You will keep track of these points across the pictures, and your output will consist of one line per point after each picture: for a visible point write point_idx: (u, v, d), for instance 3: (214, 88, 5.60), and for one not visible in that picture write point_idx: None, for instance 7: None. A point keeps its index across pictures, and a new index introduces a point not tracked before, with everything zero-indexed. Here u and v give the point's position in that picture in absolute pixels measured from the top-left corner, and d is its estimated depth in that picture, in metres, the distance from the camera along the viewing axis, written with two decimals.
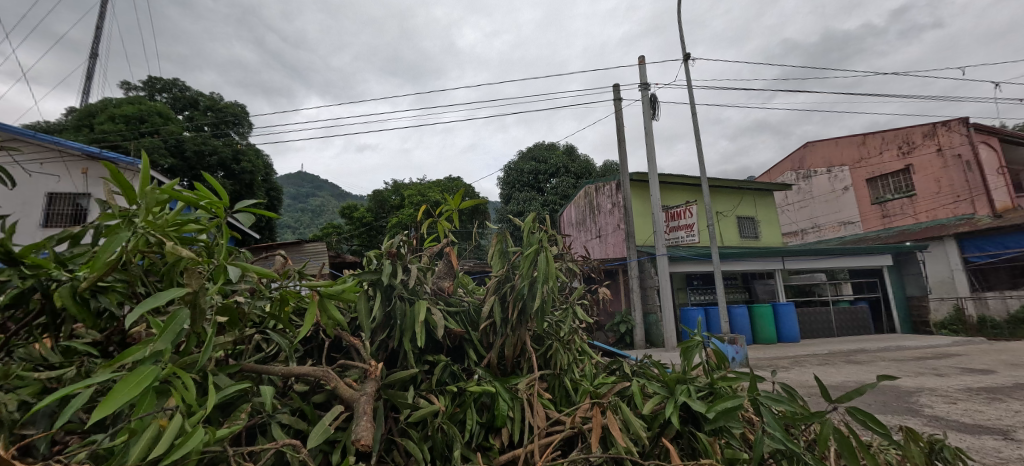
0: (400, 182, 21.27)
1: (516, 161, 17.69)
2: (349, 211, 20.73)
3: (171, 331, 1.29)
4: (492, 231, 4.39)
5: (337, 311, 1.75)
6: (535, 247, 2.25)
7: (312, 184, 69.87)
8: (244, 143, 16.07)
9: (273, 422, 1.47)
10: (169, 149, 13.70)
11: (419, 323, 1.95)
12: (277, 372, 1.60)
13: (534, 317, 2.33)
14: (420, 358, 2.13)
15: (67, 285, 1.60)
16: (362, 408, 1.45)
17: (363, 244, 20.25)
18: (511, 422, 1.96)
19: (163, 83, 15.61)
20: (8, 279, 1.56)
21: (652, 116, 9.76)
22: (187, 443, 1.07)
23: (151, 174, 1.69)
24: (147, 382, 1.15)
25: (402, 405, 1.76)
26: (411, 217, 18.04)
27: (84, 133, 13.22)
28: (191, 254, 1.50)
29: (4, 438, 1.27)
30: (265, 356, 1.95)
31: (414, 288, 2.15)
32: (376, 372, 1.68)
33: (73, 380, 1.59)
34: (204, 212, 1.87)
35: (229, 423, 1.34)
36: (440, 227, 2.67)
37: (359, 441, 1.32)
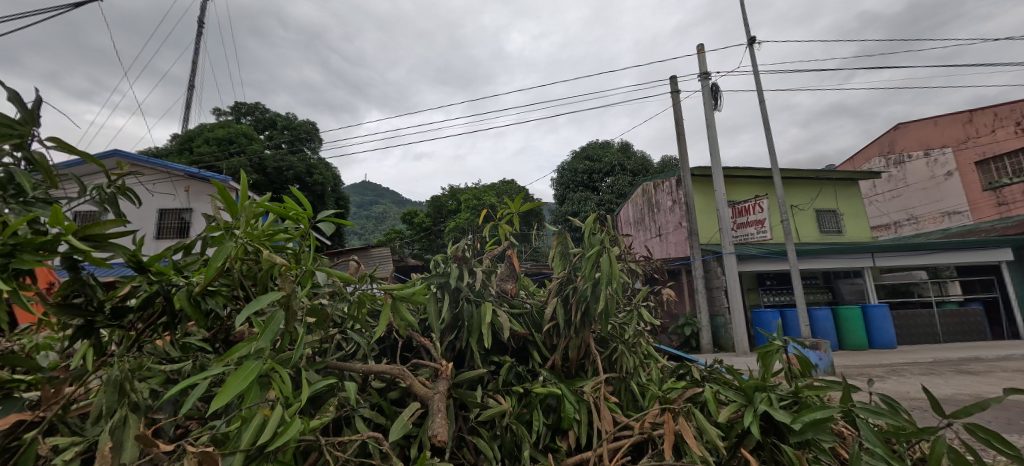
0: (456, 188, 21.90)
1: (569, 161, 17.52)
2: (410, 217, 21.65)
3: (270, 331, 1.44)
4: (548, 233, 4.38)
5: (408, 312, 1.84)
6: (597, 248, 2.23)
7: (375, 193, 73.79)
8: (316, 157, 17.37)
9: (356, 415, 1.58)
10: (253, 167, 15.14)
11: (486, 324, 2.00)
12: (358, 369, 1.71)
13: (598, 320, 2.30)
14: (486, 358, 2.18)
15: (184, 290, 1.84)
16: (437, 405, 1.52)
17: (423, 249, 21.04)
18: (578, 425, 1.95)
19: (247, 107, 17.31)
20: (138, 284, 1.80)
21: (714, 107, 9.24)
22: (288, 431, 1.19)
23: (248, 191, 1.88)
24: (252, 376, 1.28)
25: (472, 404, 1.82)
26: (468, 221, 18.49)
27: (185, 156, 14.97)
28: (283, 260, 1.66)
29: (140, 420, 1.49)
30: (345, 354, 2.10)
31: (480, 290, 2.21)
32: (447, 371, 1.74)
33: (190, 372, 1.83)
34: (291, 223, 2.05)
35: (320, 415, 1.46)
36: (501, 230, 2.71)
37: (436, 437, 1.38)
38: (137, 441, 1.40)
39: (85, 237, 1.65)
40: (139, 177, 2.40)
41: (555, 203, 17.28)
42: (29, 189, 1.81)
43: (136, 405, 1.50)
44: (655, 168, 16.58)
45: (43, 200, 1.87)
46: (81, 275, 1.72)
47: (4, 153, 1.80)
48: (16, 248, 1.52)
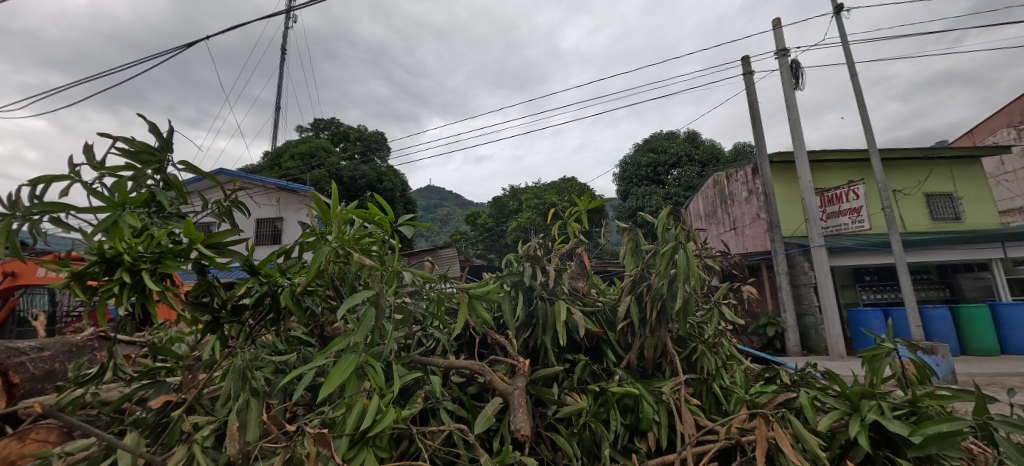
0: (517, 188, 22.06)
1: (631, 155, 16.98)
2: (473, 218, 22.25)
3: (363, 327, 1.57)
4: (612, 230, 4.27)
5: (484, 311, 1.93)
6: (672, 243, 2.14)
7: (439, 196, 76.73)
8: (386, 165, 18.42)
9: (440, 407, 1.67)
10: (332, 177, 16.44)
11: (560, 322, 2.01)
12: (440, 364, 1.80)
13: (676, 318, 2.22)
14: (559, 356, 2.19)
15: (288, 290, 2.07)
16: (517, 401, 1.55)
17: (487, 249, 21.54)
18: (658, 427, 1.88)
19: (325, 122, 18.79)
20: (251, 285, 2.04)
21: (795, 86, 8.43)
22: (385, 419, 1.29)
23: (339, 199, 2.06)
24: (351, 369, 1.40)
25: (550, 401, 1.83)
26: (530, 221, 18.59)
27: (276, 171, 16.62)
28: (372, 263, 1.80)
29: (259, 405, 1.70)
30: (426, 350, 2.21)
31: (553, 289, 2.22)
32: (524, 368, 1.78)
33: (295, 363, 2.05)
34: (375, 227, 2.20)
35: (410, 406, 1.56)
36: (570, 228, 2.69)
37: (518, 431, 1.40)
38: (258, 422, 1.61)
39: (210, 245, 1.92)
40: (246, 192, 2.73)
41: (619, 199, 16.83)
42: (167, 205, 2.13)
43: (256, 390, 1.72)
44: (727, 156, 15.49)
45: (176, 215, 2.19)
46: (207, 277, 2.01)
47: (149, 176, 2.15)
48: (161, 256, 1.80)
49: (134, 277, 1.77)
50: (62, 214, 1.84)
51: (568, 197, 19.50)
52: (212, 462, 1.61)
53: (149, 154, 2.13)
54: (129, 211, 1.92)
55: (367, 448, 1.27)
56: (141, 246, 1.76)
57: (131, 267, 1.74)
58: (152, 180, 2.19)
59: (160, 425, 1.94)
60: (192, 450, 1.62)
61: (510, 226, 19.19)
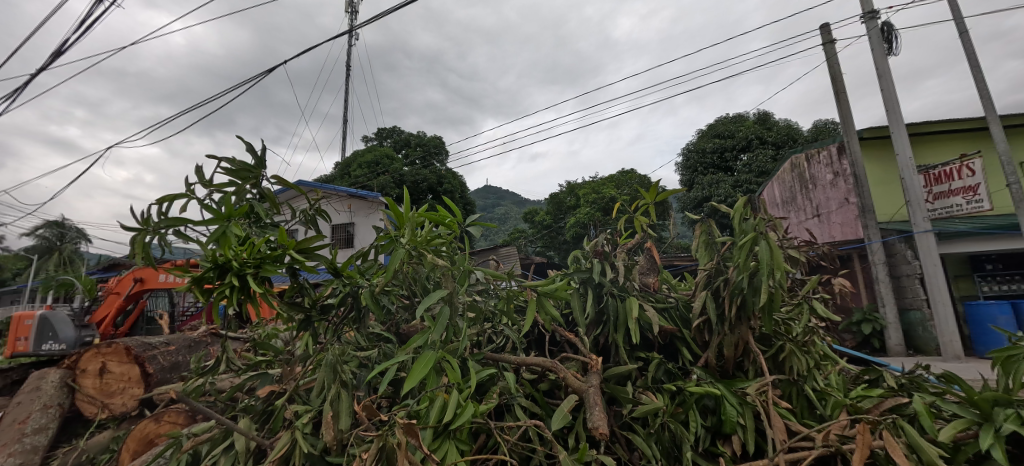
0: (575, 183, 21.78)
1: (696, 142, 16.07)
2: (531, 216, 22.32)
3: (437, 325, 1.64)
4: (677, 222, 4.09)
5: (552, 308, 1.94)
6: (751, 235, 1.99)
7: (497, 196, 77.83)
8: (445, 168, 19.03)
9: (515, 403, 1.70)
10: (396, 182, 17.30)
11: (632, 319, 1.95)
12: (513, 361, 1.82)
13: (759, 314, 2.06)
14: (631, 354, 2.13)
15: (368, 290, 2.24)
16: (592, 399, 1.52)
17: (546, 246, 21.55)
18: (743, 430, 1.77)
19: (388, 131, 19.79)
20: (335, 286, 2.22)
21: (888, 51, 7.47)
22: (464, 413, 1.33)
23: (409, 203, 2.17)
24: (430, 365, 1.47)
25: (624, 400, 1.79)
26: (589, 216, 18.27)
27: (346, 180, 17.81)
28: (445, 263, 1.87)
29: (347, 398, 1.83)
30: (496, 346, 2.25)
31: (623, 285, 2.17)
32: (597, 365, 1.75)
33: (377, 359, 2.20)
34: (445, 228, 2.28)
35: (487, 401, 1.61)
36: (637, 221, 2.60)
37: (596, 429, 1.39)
38: (349, 412, 1.76)
39: (300, 250, 2.13)
40: (328, 201, 2.96)
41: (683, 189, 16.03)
42: (263, 215, 2.38)
43: (345, 383, 1.86)
44: (806, 136, 14.14)
45: (271, 224, 2.44)
46: (298, 279, 2.23)
47: (247, 191, 2.41)
48: (261, 262, 2.01)
49: (241, 280, 2.00)
50: (182, 227, 2.13)
51: (629, 191, 18.90)
52: (311, 448, 1.77)
53: (248, 171, 2.39)
54: (233, 223, 2.17)
55: (449, 441, 1.33)
56: (245, 253, 1.99)
57: (238, 272, 1.97)
58: (250, 194, 2.45)
59: (266, 412, 2.18)
60: (294, 437, 1.80)
61: (568, 222, 19.02)
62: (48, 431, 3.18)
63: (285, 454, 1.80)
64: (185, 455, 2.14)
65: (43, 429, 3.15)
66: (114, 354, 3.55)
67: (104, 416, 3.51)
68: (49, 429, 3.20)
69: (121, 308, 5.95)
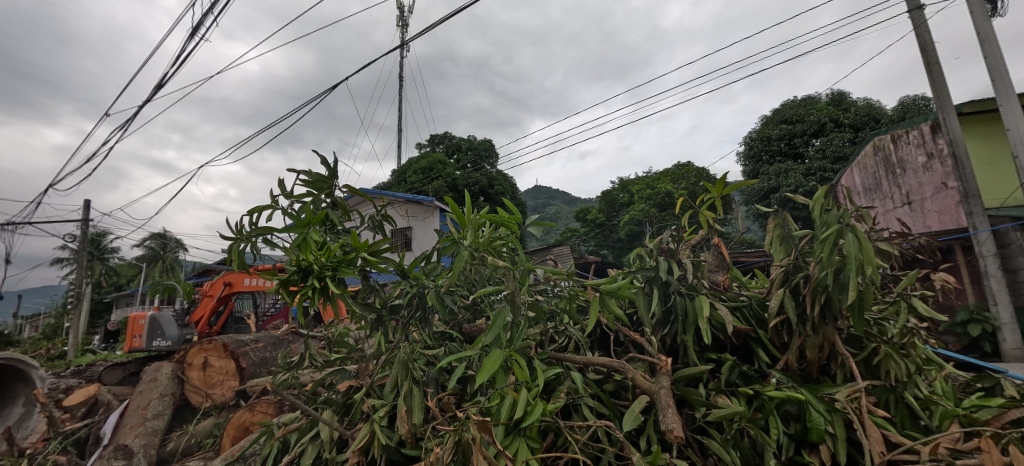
0: (627, 180, 21.15)
1: (760, 129, 15.04)
2: (583, 214, 21.96)
3: (503, 324, 1.69)
4: (742, 215, 3.84)
5: (617, 308, 1.92)
6: (835, 227, 1.85)
7: (548, 196, 77.54)
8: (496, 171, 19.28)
9: (582, 402, 1.69)
10: (449, 187, 17.77)
11: (703, 319, 1.87)
12: (578, 360, 1.82)
13: (848, 313, 1.90)
14: (701, 355, 2.04)
15: (433, 290, 2.35)
16: (664, 400, 1.48)
17: (599, 245, 21.09)
18: (833, 438, 1.63)
19: (440, 137, 20.37)
20: (404, 287, 2.36)
21: (992, 12, 6.54)
22: (535, 411, 1.36)
23: (471, 206, 2.24)
24: (498, 364, 1.51)
25: (698, 402, 1.72)
26: (644, 213, 17.66)
27: (402, 186, 18.53)
28: (508, 264, 1.92)
29: (418, 394, 1.92)
30: (559, 346, 2.24)
31: (692, 283, 2.08)
32: (667, 366, 1.68)
33: (444, 357, 2.28)
34: (506, 229, 2.33)
35: (554, 400, 1.62)
36: (702, 217, 2.47)
37: (670, 432, 1.34)
38: (421, 408, 1.86)
39: (372, 254, 2.29)
40: (393, 206, 3.12)
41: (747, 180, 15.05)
42: (337, 222, 2.57)
43: (416, 380, 1.97)
44: (892, 115, 12.68)
45: (344, 231, 2.62)
46: (370, 280, 2.39)
47: (323, 199, 2.61)
48: (338, 265, 2.19)
49: (321, 283, 2.18)
50: (270, 235, 2.36)
51: (686, 185, 18.04)
52: (388, 439, 1.89)
53: (323, 182, 2.58)
54: (312, 230, 2.36)
55: (520, 438, 1.36)
56: (324, 258, 2.17)
57: (319, 274, 2.15)
58: (325, 203, 2.65)
59: (346, 405, 2.35)
60: (373, 428, 1.92)
61: (622, 220, 18.49)
62: (164, 416, 3.60)
63: (365, 444, 1.92)
64: (277, 442, 2.36)
65: (160, 415, 3.57)
66: (214, 350, 4.00)
67: (207, 405, 3.95)
68: (165, 415, 3.63)
69: (214, 310, 6.63)
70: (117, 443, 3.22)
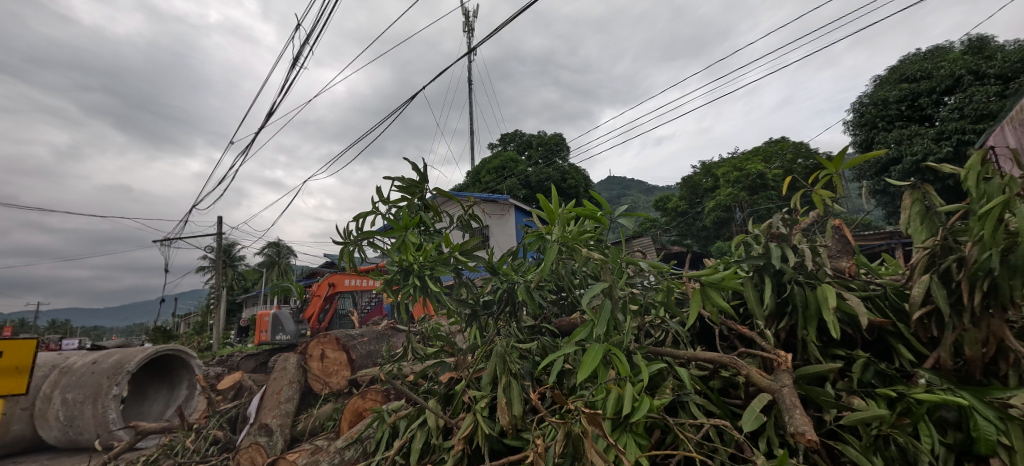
0: (711, 163, 19.67)
1: (872, 92, 13.07)
2: (662, 203, 20.84)
3: (599, 318, 1.67)
4: (858, 192, 3.37)
5: (722, 301, 1.80)
6: (1002, 198, 1.54)
7: (625, 186, 74.80)
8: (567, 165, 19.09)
9: (689, 400, 1.60)
10: (522, 184, 17.99)
11: (828, 310, 1.67)
12: (683, 355, 1.71)
13: (1022, 302, 1.56)
14: (825, 352, 1.81)
15: (523, 285, 2.39)
16: (789, 400, 1.33)
17: (682, 234, 19.82)
18: (1010, 451, 1.36)
19: (511, 136, 20.62)
20: (495, 282, 2.46)
21: None
22: (642, 406, 1.31)
23: (558, 200, 2.23)
24: (598, 358, 1.50)
25: (827, 404, 1.54)
26: (733, 198, 16.31)
27: (477, 186, 19.06)
28: (601, 257, 1.88)
29: (517, 388, 1.96)
30: (656, 341, 2.12)
31: (812, 271, 1.86)
32: (788, 362, 1.52)
33: (538, 351, 2.30)
34: (594, 222, 2.27)
35: (660, 396, 1.54)
36: (817, 197, 2.20)
37: (800, 434, 1.21)
38: (520, 400, 1.91)
39: (463, 252, 2.42)
40: (479, 205, 3.22)
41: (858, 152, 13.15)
42: (430, 223, 2.72)
43: (514, 373, 2.03)
44: None
45: (437, 231, 2.76)
46: (463, 277, 2.51)
47: (417, 203, 2.78)
48: (435, 265, 2.37)
49: (421, 281, 2.38)
50: (374, 238, 2.59)
51: (781, 164, 16.30)
52: (490, 429, 1.96)
53: (416, 187, 2.75)
54: (410, 232, 2.53)
55: (627, 434, 1.32)
56: (422, 258, 2.36)
57: (417, 274, 2.36)
58: (419, 207, 2.82)
59: (448, 395, 2.47)
60: (476, 418, 2.00)
61: (707, 206, 17.24)
62: (294, 400, 4.11)
63: (469, 432, 2.02)
64: (389, 427, 2.57)
65: (291, 399, 4.08)
66: (329, 343, 4.52)
67: (327, 392, 4.41)
68: (294, 399, 4.14)
69: (322, 308, 7.44)
70: (260, 422, 3.75)
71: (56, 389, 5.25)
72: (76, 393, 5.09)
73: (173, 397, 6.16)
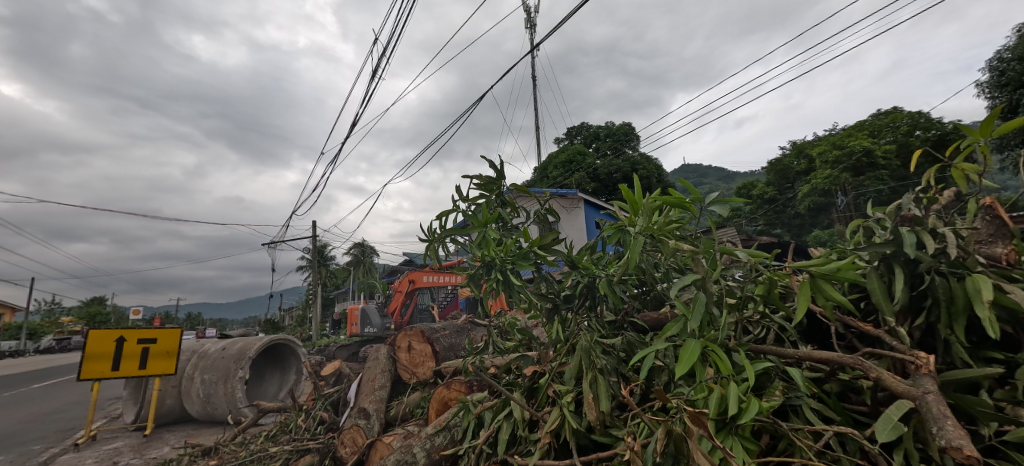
0: (803, 142, 17.75)
1: (1014, 46, 10.89)
2: (747, 189, 19.23)
3: (695, 313, 1.57)
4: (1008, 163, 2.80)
5: (839, 295, 1.61)
6: None
7: (703, 173, 70.42)
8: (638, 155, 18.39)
9: (802, 404, 1.45)
10: (590, 177, 17.70)
11: (983, 304, 1.40)
12: (793, 354, 1.54)
13: None
14: (976, 355, 1.53)
15: (605, 279, 2.32)
16: (937, 410, 1.15)
17: (770, 223, 18.18)
18: None
19: (576, 129, 20.24)
20: (576, 276, 2.42)
21: None
22: (751, 408, 1.22)
23: (643, 190, 2.13)
24: (696, 356, 1.41)
25: (984, 415, 1.31)
26: (831, 180, 14.60)
27: (544, 182, 19.01)
28: (691, 247, 1.77)
29: (603, 384, 1.91)
30: (755, 338, 1.89)
31: (958, 259, 1.57)
32: (929, 365, 1.31)
33: (622, 346, 2.21)
34: (681, 211, 2.13)
35: (768, 399, 1.42)
36: (959, 173, 1.86)
37: (957, 450, 1.04)
38: (608, 395, 1.86)
39: (542, 247, 2.44)
40: (555, 200, 3.19)
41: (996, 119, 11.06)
42: (508, 218, 2.75)
43: (601, 369, 1.98)
44: None
45: (515, 226, 2.79)
46: (544, 271, 2.52)
47: (495, 199, 2.83)
48: (516, 260, 2.41)
49: (504, 275, 2.44)
50: (456, 235, 2.68)
51: (892, 138, 14.24)
52: (577, 425, 1.93)
53: (493, 184, 2.78)
54: (489, 227, 2.59)
55: (734, 437, 1.24)
56: (504, 253, 2.42)
57: (501, 268, 2.43)
58: (497, 203, 2.85)
59: (532, 388, 2.49)
60: (563, 413, 1.99)
61: (801, 192, 15.58)
62: (386, 387, 4.41)
63: (556, 426, 2.02)
64: (475, 418, 2.65)
65: (384, 386, 4.38)
66: (415, 336, 4.79)
67: (414, 381, 4.66)
68: (387, 387, 4.44)
69: (404, 303, 7.95)
70: (359, 406, 4.07)
71: (196, 371, 6.16)
72: (211, 374, 5.95)
73: (285, 381, 6.94)
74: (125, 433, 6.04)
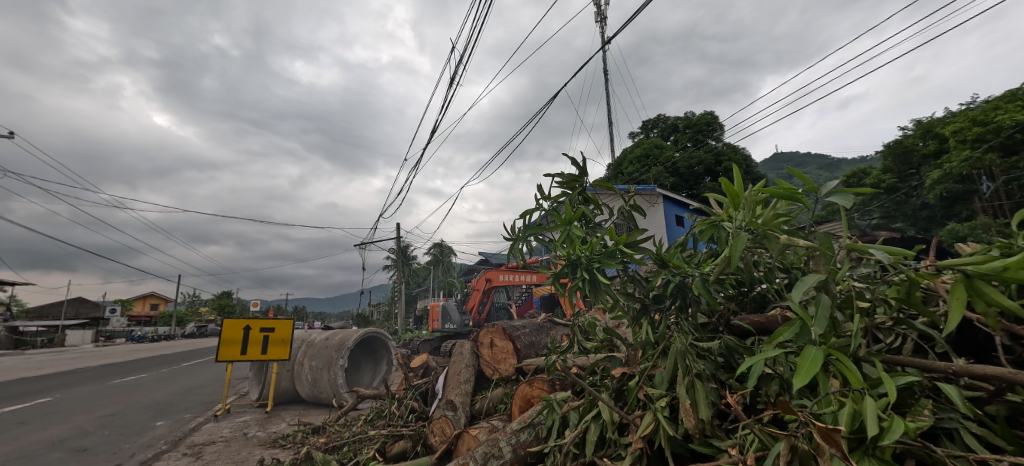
0: (931, 120, 15.20)
1: None
2: (857, 178, 16.92)
3: (815, 317, 1.39)
4: None
5: (1005, 299, 1.33)
6: None
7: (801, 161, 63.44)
8: (723, 145, 17.06)
9: (959, 426, 1.22)
10: (670, 172, 16.77)
11: None
12: (945, 368, 1.31)
13: None
14: None
15: (698, 279, 2.16)
16: None
17: (889, 216, 15.82)
18: None
19: (652, 121, 19.28)
20: (666, 275, 2.28)
21: None
22: (895, 428, 1.06)
23: (745, 182, 1.93)
24: (818, 366, 1.26)
25: None
26: (970, 163, 12.32)
27: (619, 179, 18.38)
28: (806, 242, 1.58)
29: (703, 388, 1.78)
30: (888, 348, 1.63)
31: None
32: None
33: (719, 350, 2.04)
34: (790, 204, 1.90)
35: (912, 419, 1.22)
36: None
37: None
38: (707, 403, 1.73)
39: (628, 245, 2.33)
40: (639, 196, 3.04)
41: None
42: (592, 215, 2.69)
43: (698, 374, 1.85)
44: None
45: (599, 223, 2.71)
46: (630, 270, 2.41)
47: (578, 196, 2.78)
48: (601, 257, 2.35)
49: (590, 273, 2.39)
50: (538, 232, 2.67)
51: None
52: (673, 431, 1.82)
53: (575, 181, 2.75)
54: (573, 225, 2.55)
55: (870, 458, 1.09)
56: (588, 250, 2.38)
57: (586, 266, 2.40)
58: (580, 200, 2.81)
59: (620, 390, 2.41)
60: (657, 418, 1.89)
61: (930, 178, 13.34)
62: (471, 382, 4.56)
63: (649, 430, 1.93)
64: (560, 417, 2.63)
65: (469, 380, 4.54)
66: (497, 333, 4.91)
67: (497, 377, 4.77)
68: (471, 381, 4.59)
69: (481, 300, 8.21)
70: (446, 398, 4.26)
71: (305, 358, 6.91)
72: (318, 361, 6.63)
73: (378, 370, 7.52)
74: (251, 409, 6.95)
